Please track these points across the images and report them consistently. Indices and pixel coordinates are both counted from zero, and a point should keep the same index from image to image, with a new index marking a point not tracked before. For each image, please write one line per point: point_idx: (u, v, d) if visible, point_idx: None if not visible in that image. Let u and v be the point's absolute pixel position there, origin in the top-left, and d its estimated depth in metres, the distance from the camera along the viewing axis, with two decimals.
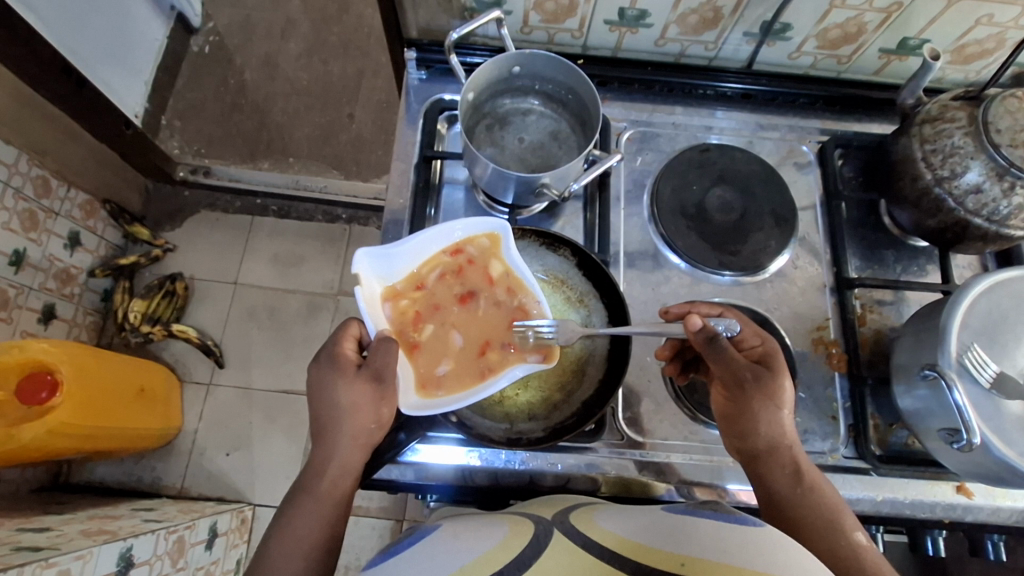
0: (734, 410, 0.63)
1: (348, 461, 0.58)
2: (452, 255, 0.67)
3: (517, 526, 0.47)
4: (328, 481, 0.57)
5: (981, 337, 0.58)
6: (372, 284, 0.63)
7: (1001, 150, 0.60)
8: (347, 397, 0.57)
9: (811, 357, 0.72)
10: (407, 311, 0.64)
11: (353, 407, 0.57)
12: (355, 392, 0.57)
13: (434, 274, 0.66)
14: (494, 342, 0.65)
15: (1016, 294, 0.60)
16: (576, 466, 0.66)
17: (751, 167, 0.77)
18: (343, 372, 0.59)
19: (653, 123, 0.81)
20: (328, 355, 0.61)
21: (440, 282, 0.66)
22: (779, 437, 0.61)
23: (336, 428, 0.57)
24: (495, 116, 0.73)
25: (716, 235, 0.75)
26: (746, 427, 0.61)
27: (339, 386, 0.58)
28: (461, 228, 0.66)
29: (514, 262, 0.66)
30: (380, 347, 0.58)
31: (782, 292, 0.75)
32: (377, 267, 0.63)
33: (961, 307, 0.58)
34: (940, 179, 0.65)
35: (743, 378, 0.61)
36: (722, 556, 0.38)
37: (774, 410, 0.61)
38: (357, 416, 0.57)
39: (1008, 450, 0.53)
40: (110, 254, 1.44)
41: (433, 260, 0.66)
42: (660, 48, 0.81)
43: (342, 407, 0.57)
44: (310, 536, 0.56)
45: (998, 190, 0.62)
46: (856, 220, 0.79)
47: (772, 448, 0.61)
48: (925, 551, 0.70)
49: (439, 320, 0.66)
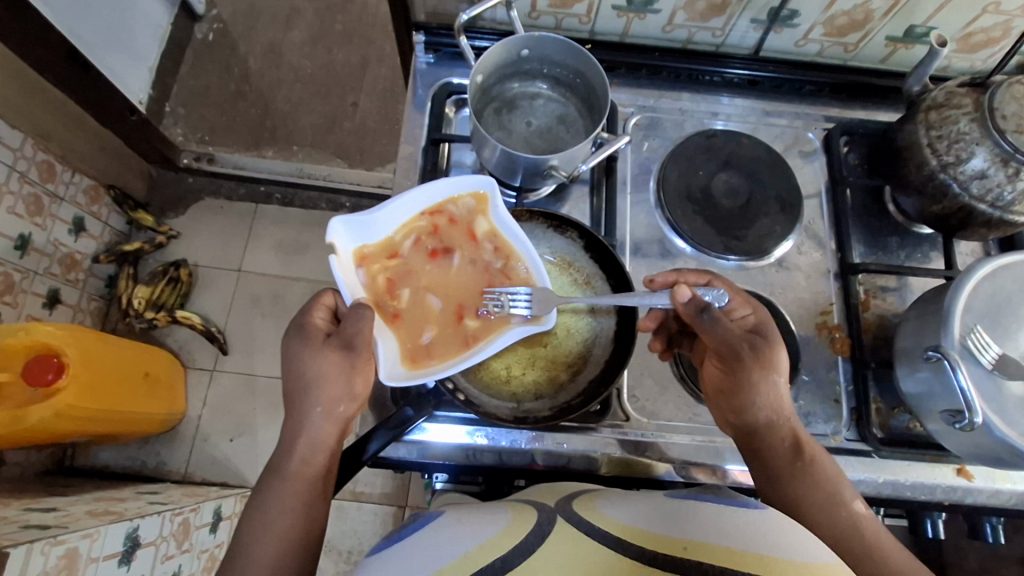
0: (733, 382, 0.63)
1: (322, 438, 0.60)
2: (430, 217, 0.68)
3: (520, 513, 0.48)
4: (304, 461, 0.59)
5: (983, 320, 0.58)
6: (347, 253, 0.63)
7: (1006, 136, 0.60)
8: (318, 367, 0.59)
9: (814, 342, 0.73)
10: (384, 277, 0.65)
11: (325, 378, 0.59)
12: (327, 360, 0.59)
13: (411, 239, 0.67)
14: (471, 306, 0.67)
15: (1019, 279, 0.60)
16: (580, 447, 0.67)
17: (757, 153, 0.78)
18: (314, 343, 0.60)
19: (659, 109, 0.82)
20: (298, 325, 0.62)
21: (416, 247, 0.67)
22: (776, 406, 0.62)
23: (306, 406, 0.59)
24: (503, 100, 0.74)
25: (721, 220, 0.75)
26: (745, 400, 0.62)
27: (309, 354, 0.60)
28: (437, 190, 0.66)
29: (501, 220, 0.67)
30: (352, 315, 0.59)
31: (787, 278, 0.76)
32: (352, 235, 0.64)
33: (966, 290, 0.59)
34: (946, 165, 0.66)
35: (741, 350, 0.62)
36: (723, 541, 0.39)
37: (771, 383, 0.61)
38: (328, 388, 0.59)
39: (1009, 430, 0.54)
40: (114, 241, 1.45)
41: (409, 224, 0.67)
42: (668, 35, 0.82)
43: (313, 382, 0.59)
44: (285, 517, 0.57)
45: (1003, 175, 0.63)
46: (861, 207, 0.79)
47: (768, 422, 0.62)
48: (925, 534, 0.71)
49: (416, 284, 0.67)
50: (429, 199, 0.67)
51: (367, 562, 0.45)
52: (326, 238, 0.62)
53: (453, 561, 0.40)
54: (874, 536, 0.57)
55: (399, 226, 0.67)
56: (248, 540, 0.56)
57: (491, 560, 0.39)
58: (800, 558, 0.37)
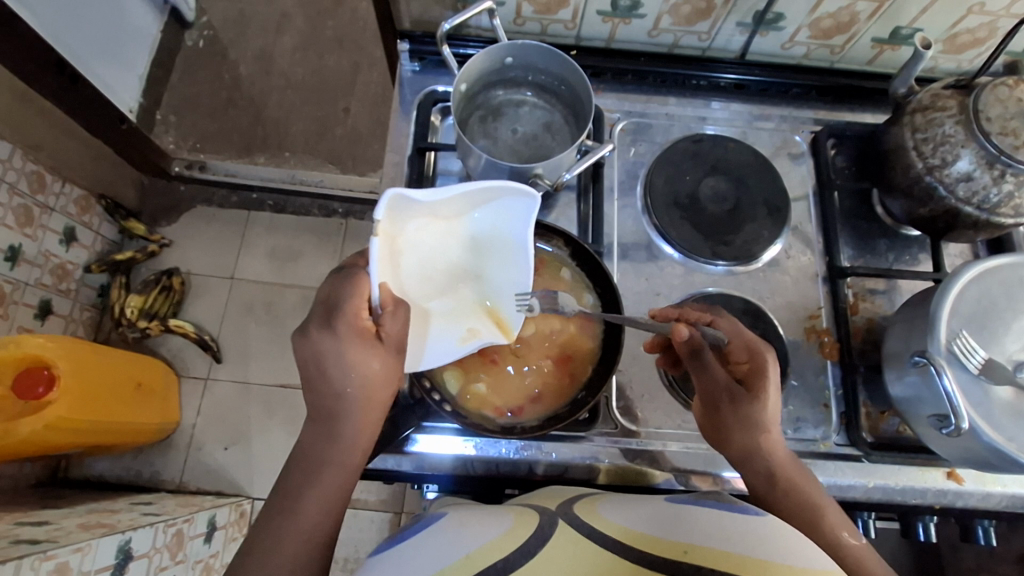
0: (711, 426, 0.63)
1: (363, 435, 0.57)
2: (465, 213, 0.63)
3: (522, 516, 0.48)
4: (347, 455, 0.56)
5: (970, 324, 0.58)
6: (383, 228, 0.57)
7: (991, 139, 0.61)
8: (366, 372, 0.56)
9: (803, 346, 0.73)
10: (411, 263, 0.63)
11: (373, 381, 0.56)
12: (377, 365, 0.56)
13: (444, 236, 0.64)
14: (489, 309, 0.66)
15: (1006, 281, 0.60)
16: (570, 456, 0.67)
17: (744, 157, 0.78)
18: (367, 344, 0.56)
19: (646, 114, 0.81)
20: (345, 319, 0.55)
21: (450, 241, 0.64)
22: (754, 450, 0.60)
23: (351, 400, 0.56)
24: (488, 108, 0.73)
25: (709, 226, 0.75)
26: (720, 442, 0.62)
27: (360, 354, 0.55)
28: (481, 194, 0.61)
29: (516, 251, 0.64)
30: (398, 316, 0.57)
31: (775, 281, 0.75)
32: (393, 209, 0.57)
33: (951, 294, 0.59)
34: (931, 168, 0.66)
35: (720, 401, 0.61)
36: (723, 545, 0.38)
37: (752, 431, 0.59)
38: (373, 394, 0.56)
39: (996, 435, 0.54)
40: (106, 250, 1.44)
41: (446, 228, 0.63)
42: (654, 39, 0.82)
43: (363, 383, 0.56)
44: (318, 508, 0.54)
45: (988, 178, 0.63)
46: (848, 210, 0.79)
47: (750, 452, 0.60)
48: (917, 538, 0.71)
49: (440, 278, 0.65)
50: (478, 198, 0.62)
51: (368, 563, 0.45)
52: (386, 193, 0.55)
53: (455, 561, 0.39)
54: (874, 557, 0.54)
55: (436, 216, 0.62)
56: (280, 529, 0.52)
57: (493, 560, 0.39)
58: (804, 566, 0.37)
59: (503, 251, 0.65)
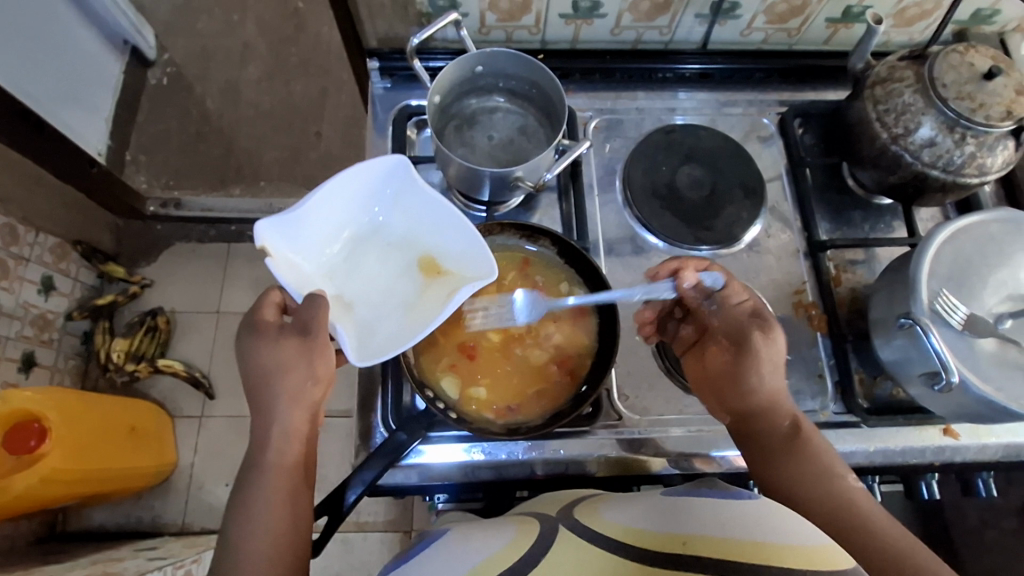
0: (727, 371, 0.64)
1: (293, 427, 0.59)
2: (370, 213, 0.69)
3: (525, 526, 0.48)
4: (284, 453, 0.58)
5: (948, 282, 0.60)
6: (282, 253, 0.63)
7: (949, 104, 0.64)
8: (274, 356, 0.58)
9: (792, 322, 0.74)
10: (337, 283, 0.68)
11: (282, 363, 0.58)
12: (284, 348, 0.59)
13: (357, 254, 0.70)
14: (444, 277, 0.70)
15: (977, 239, 0.62)
16: (576, 452, 0.68)
17: (716, 144, 0.79)
18: (268, 334, 0.59)
19: (617, 110, 0.83)
20: (249, 324, 0.61)
21: (374, 264, 0.70)
22: (771, 396, 0.62)
23: (268, 385, 0.58)
24: (462, 117, 0.74)
25: (689, 213, 0.77)
26: (741, 388, 0.63)
27: (267, 346, 0.59)
28: (368, 184, 0.66)
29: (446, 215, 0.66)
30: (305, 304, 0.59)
31: (758, 261, 0.77)
32: (283, 238, 0.63)
33: (928, 256, 0.60)
34: (896, 137, 0.68)
35: (738, 333, 0.63)
36: (722, 532, 0.39)
37: (768, 372, 0.62)
38: (287, 373, 0.58)
39: (986, 387, 0.56)
40: (86, 296, 1.42)
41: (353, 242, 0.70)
42: (617, 37, 0.84)
43: (272, 368, 0.58)
44: (276, 513, 0.55)
45: (951, 142, 0.66)
46: (821, 185, 0.81)
47: (748, 398, 0.62)
48: (921, 497, 0.73)
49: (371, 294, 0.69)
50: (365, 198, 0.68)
51: None
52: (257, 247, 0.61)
53: None
54: (885, 532, 0.53)
55: (343, 231, 0.69)
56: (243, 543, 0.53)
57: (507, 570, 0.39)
58: (802, 545, 0.38)
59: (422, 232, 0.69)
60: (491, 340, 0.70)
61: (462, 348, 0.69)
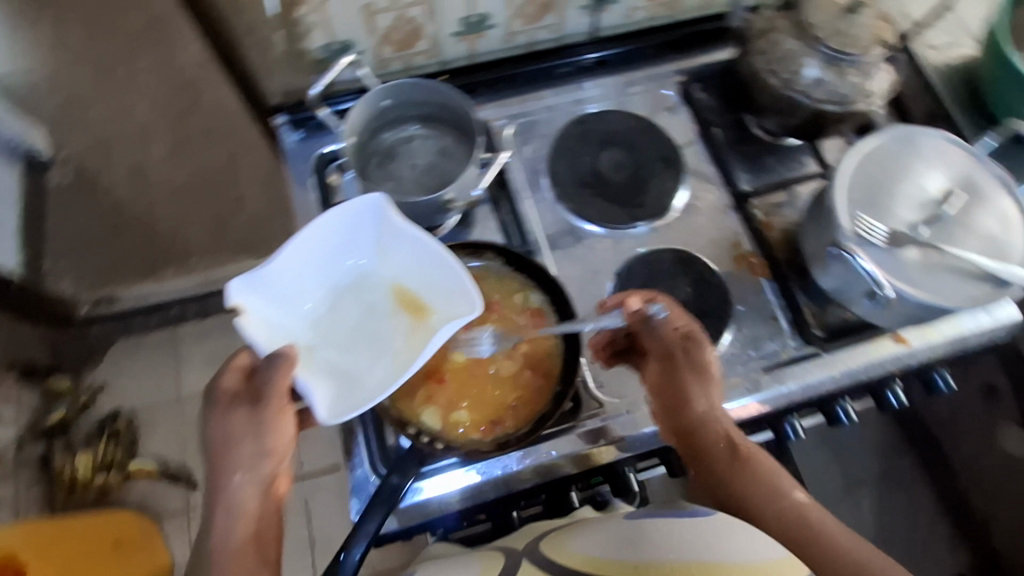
0: (667, 387, 0.65)
1: (245, 505, 0.58)
2: (347, 259, 0.69)
3: (489, 564, 0.51)
4: (233, 532, 0.57)
5: (864, 206, 0.63)
6: (255, 308, 0.63)
7: (824, 43, 0.70)
8: (223, 430, 0.59)
9: (738, 274, 0.77)
10: (322, 335, 0.68)
11: (233, 437, 0.59)
12: (234, 420, 0.59)
13: (341, 303, 0.70)
14: (425, 320, 0.68)
15: (881, 158, 0.65)
16: (570, 448, 0.69)
17: (628, 124, 0.83)
18: (222, 406, 0.60)
19: (529, 112, 0.85)
20: (213, 390, 0.61)
21: (359, 313, 0.70)
22: (710, 419, 0.63)
23: (223, 459, 0.59)
24: (382, 152, 0.75)
25: (619, 194, 0.79)
26: (680, 404, 0.64)
27: (224, 418, 0.60)
28: (338, 230, 0.66)
29: (415, 245, 0.65)
30: (269, 367, 0.59)
31: (694, 225, 0.80)
32: (260, 294, 0.64)
33: (839, 186, 0.64)
34: (787, 83, 0.73)
35: (674, 352, 0.65)
36: (672, 558, 0.42)
37: (705, 392, 0.64)
38: (239, 445, 0.59)
39: (919, 292, 0.60)
40: (34, 418, 1.34)
41: (336, 291, 0.70)
42: (511, 43, 0.86)
43: (222, 441, 0.59)
44: None
45: (835, 77, 0.72)
46: (734, 140, 0.84)
47: (700, 425, 0.63)
48: (891, 406, 0.76)
49: (356, 345, 0.69)
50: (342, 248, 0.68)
51: None
52: (228, 307, 0.62)
53: None
54: None
55: (324, 282, 0.69)
56: None
57: None
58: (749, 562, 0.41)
59: (402, 273, 0.69)
60: (456, 362, 0.70)
61: (428, 374, 0.69)
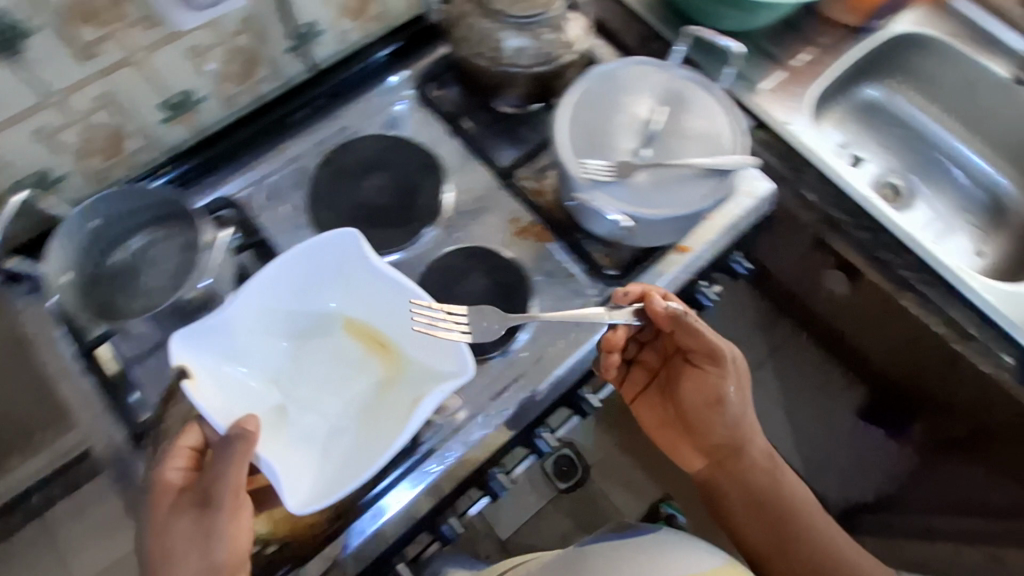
0: (693, 399, 0.72)
1: None
2: (287, 305, 0.67)
3: None
4: None
5: (588, 151, 0.66)
6: (201, 373, 0.61)
7: (507, 14, 0.72)
8: (173, 529, 0.56)
9: (527, 249, 0.78)
10: (270, 405, 0.66)
11: (176, 541, 0.56)
12: (180, 524, 0.56)
13: (288, 366, 0.68)
14: (388, 362, 0.68)
15: (589, 101, 0.68)
16: (420, 487, 0.65)
17: (376, 145, 0.81)
18: (168, 506, 0.57)
19: (274, 170, 0.81)
20: (157, 482, 0.57)
21: (311, 369, 0.68)
22: (739, 432, 0.73)
23: (163, 564, 0.56)
24: (119, 274, 0.70)
25: (389, 213, 0.76)
26: (714, 416, 0.72)
27: (173, 519, 0.56)
28: (279, 280, 0.65)
29: (376, 273, 0.65)
30: (214, 470, 0.54)
31: (473, 217, 0.79)
32: (203, 355, 0.62)
33: (561, 142, 0.66)
34: (496, 59, 0.75)
35: (696, 357, 0.71)
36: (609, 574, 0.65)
37: (735, 397, 0.71)
38: (187, 557, 0.55)
39: (659, 211, 0.63)
40: None
41: (298, 343, 0.69)
42: (231, 108, 0.82)
43: (160, 555, 0.56)
44: None
45: (533, 40, 0.75)
46: (485, 123, 0.84)
47: (734, 436, 0.73)
48: (703, 304, 0.82)
49: (324, 397, 0.67)
50: (340, 281, 0.68)
51: None
52: (173, 368, 0.59)
53: None
54: (835, 535, 0.73)
55: (272, 341, 0.67)
56: None
57: None
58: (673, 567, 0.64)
59: (362, 322, 0.69)
60: None
61: None
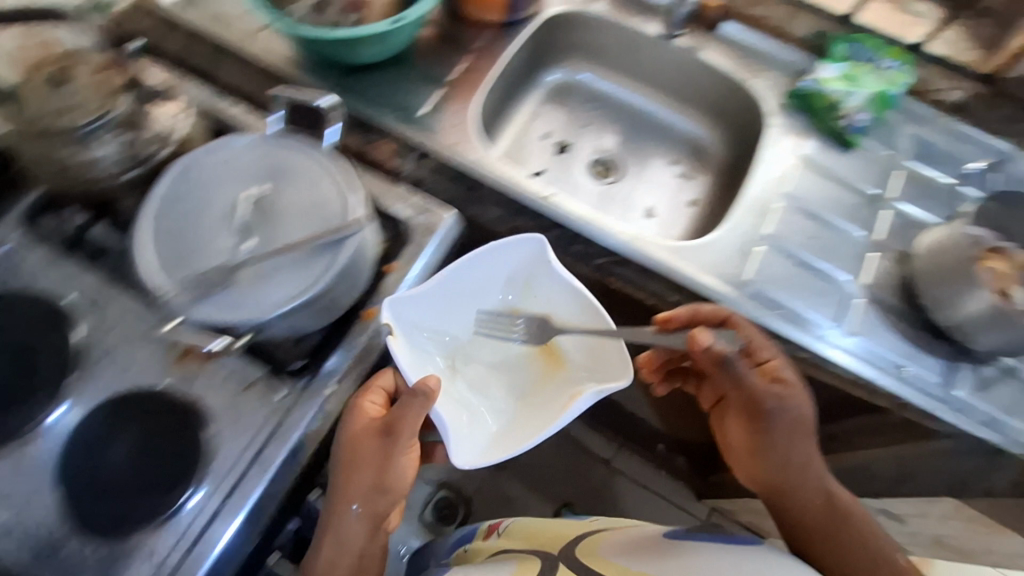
0: (771, 439, 0.71)
1: None
2: (499, 273, 0.75)
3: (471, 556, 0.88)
4: None
5: (183, 266, 0.57)
6: (396, 332, 0.68)
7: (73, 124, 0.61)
8: (341, 521, 0.63)
9: (193, 374, 0.65)
10: (476, 367, 0.77)
11: (336, 556, 0.64)
12: (350, 514, 0.63)
13: (475, 340, 0.77)
14: (552, 356, 0.77)
15: (173, 209, 0.60)
16: None
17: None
18: (343, 487, 0.63)
19: None
20: (343, 441, 0.64)
21: (482, 351, 0.78)
22: (796, 426, 0.70)
23: None
24: None
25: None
26: (787, 444, 0.70)
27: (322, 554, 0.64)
28: (501, 258, 0.73)
29: (486, 264, 0.73)
30: (399, 423, 0.63)
31: (120, 357, 0.65)
32: (405, 313, 0.70)
33: (144, 269, 0.57)
34: (84, 174, 0.64)
35: (771, 394, 0.69)
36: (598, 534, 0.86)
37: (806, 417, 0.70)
38: (342, 547, 0.64)
39: (276, 305, 0.56)
40: None
41: (489, 321, 0.77)
42: None
43: (319, 556, 0.64)
44: None
45: (122, 143, 0.64)
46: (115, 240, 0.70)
47: (772, 417, 0.70)
48: None
49: (490, 381, 0.77)
50: (501, 276, 0.76)
51: None
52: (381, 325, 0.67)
53: None
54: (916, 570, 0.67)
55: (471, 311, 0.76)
56: None
57: None
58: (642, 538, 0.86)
59: (499, 326, 0.77)
60: None
61: None
